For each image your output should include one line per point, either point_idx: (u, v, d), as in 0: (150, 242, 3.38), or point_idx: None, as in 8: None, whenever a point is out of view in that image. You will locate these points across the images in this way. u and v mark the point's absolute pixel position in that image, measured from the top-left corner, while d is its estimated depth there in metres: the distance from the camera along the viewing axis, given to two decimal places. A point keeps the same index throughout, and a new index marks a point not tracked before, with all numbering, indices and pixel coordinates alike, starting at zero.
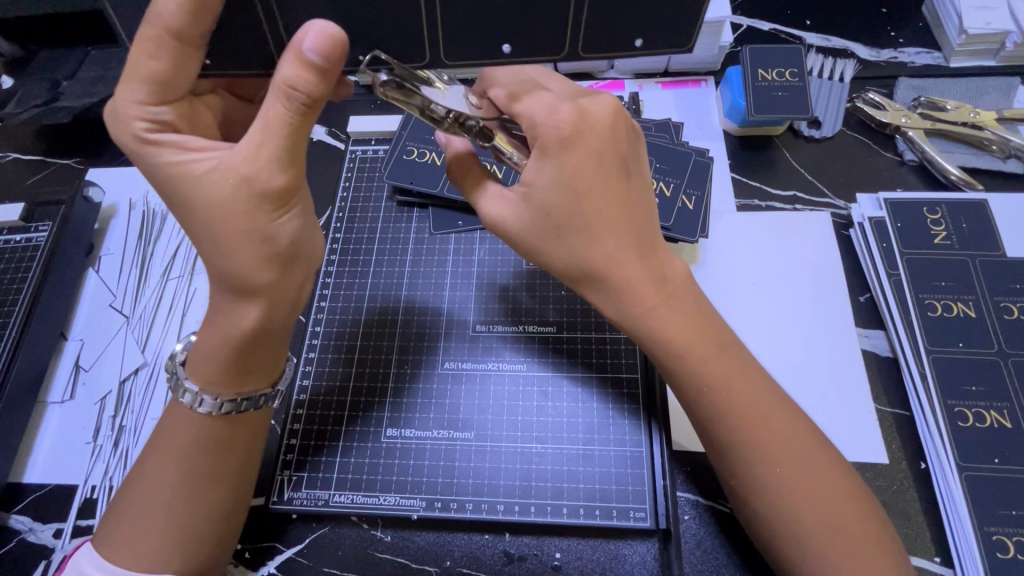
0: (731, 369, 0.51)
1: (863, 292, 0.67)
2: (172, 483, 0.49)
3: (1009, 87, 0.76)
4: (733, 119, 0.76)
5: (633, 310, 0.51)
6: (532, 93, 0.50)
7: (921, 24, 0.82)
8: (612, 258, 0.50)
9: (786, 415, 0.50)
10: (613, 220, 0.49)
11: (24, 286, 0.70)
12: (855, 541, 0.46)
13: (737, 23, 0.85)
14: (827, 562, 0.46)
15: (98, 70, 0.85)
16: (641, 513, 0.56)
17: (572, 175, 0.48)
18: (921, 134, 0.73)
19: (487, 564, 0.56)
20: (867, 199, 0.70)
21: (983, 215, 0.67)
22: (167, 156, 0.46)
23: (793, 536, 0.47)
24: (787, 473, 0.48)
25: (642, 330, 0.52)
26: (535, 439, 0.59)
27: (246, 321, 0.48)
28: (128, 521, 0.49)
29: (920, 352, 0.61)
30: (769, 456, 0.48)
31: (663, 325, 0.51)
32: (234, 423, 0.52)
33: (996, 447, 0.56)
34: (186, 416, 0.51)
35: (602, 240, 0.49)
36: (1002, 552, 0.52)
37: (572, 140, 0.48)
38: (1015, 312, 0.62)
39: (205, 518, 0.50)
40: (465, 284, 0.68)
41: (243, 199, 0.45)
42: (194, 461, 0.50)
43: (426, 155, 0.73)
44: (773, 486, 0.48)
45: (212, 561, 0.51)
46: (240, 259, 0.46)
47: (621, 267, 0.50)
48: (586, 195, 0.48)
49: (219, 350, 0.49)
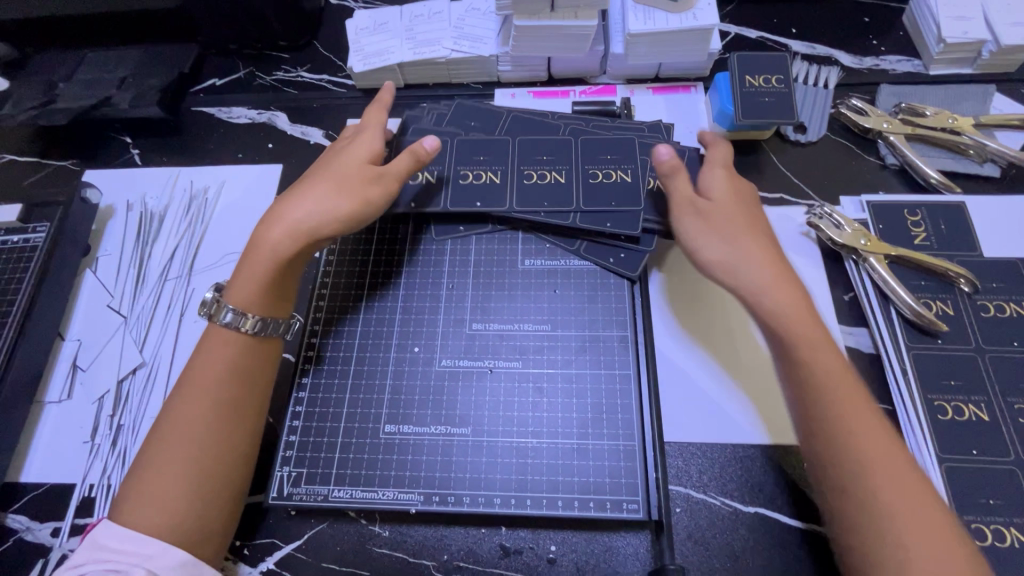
0: (845, 368, 0.53)
1: (847, 291, 0.69)
2: (194, 456, 0.53)
3: (986, 94, 0.78)
4: (723, 124, 0.78)
5: (761, 295, 0.56)
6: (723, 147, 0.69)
7: (901, 32, 0.85)
8: (732, 266, 0.59)
9: (869, 407, 0.52)
10: (765, 250, 0.59)
11: (21, 288, 0.71)
12: (938, 539, 0.46)
13: (726, 30, 0.88)
14: (899, 536, 0.46)
15: (94, 72, 0.87)
16: (634, 506, 0.57)
17: (739, 206, 0.63)
18: (902, 139, 0.76)
19: (484, 558, 0.58)
20: (850, 201, 0.74)
21: (960, 217, 0.70)
22: (339, 143, 0.70)
23: (865, 506, 0.47)
24: (860, 436, 0.50)
25: (766, 306, 0.56)
26: (531, 434, 0.61)
27: (275, 235, 0.61)
28: (150, 470, 0.53)
29: (901, 348, 0.63)
30: (846, 418, 0.50)
31: (796, 317, 0.55)
32: (249, 396, 0.57)
33: (974, 439, 0.59)
34: (227, 337, 0.59)
35: (727, 256, 0.59)
36: (979, 539, 0.54)
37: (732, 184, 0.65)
38: (991, 310, 0.64)
39: (226, 459, 0.54)
40: (440, 292, 0.69)
41: (343, 160, 0.66)
42: (213, 433, 0.54)
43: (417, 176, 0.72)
44: (857, 450, 0.49)
45: (229, 509, 0.54)
46: (314, 200, 0.62)
47: (762, 276, 0.57)
48: (724, 217, 0.61)
49: (260, 262, 0.61)
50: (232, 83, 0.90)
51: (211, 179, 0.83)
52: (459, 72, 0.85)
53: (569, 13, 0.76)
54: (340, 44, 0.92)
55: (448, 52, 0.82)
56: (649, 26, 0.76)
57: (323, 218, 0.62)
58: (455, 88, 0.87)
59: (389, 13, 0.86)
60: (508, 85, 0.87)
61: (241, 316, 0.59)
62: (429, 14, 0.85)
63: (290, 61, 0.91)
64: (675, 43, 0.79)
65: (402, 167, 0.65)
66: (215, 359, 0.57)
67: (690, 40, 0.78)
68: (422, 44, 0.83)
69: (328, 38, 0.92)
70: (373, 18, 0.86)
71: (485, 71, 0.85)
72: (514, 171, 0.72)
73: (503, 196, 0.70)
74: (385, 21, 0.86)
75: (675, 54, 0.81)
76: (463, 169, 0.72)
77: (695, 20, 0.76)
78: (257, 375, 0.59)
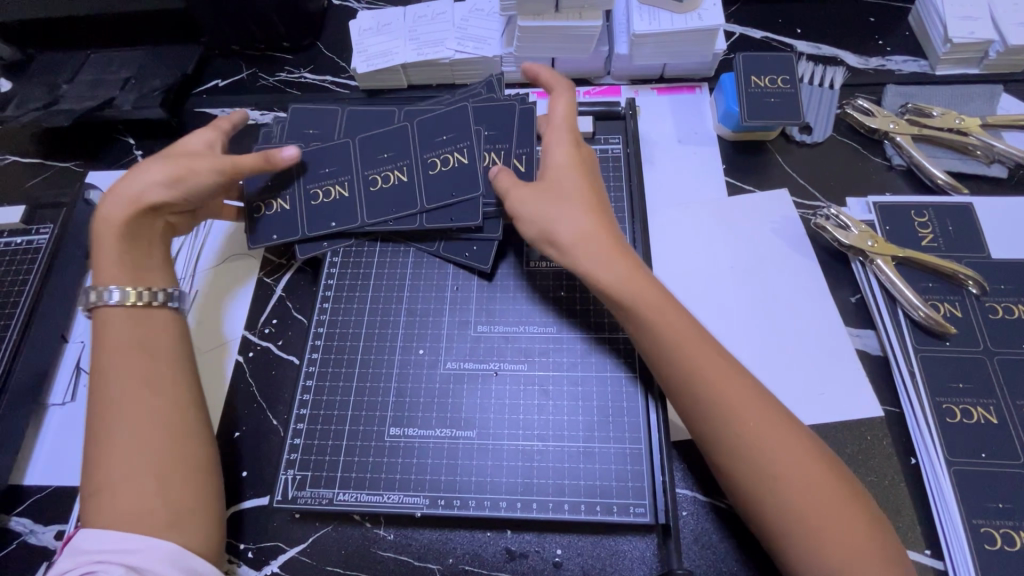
0: (701, 342, 0.54)
1: (855, 293, 0.69)
2: (138, 436, 0.53)
3: (993, 94, 0.78)
4: (727, 125, 0.78)
5: (598, 273, 0.57)
6: (559, 101, 0.67)
7: (908, 33, 0.85)
8: (577, 245, 0.58)
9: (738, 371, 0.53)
10: (599, 219, 0.60)
11: (24, 290, 0.71)
12: (812, 471, 0.48)
13: (730, 31, 0.87)
14: (778, 479, 0.48)
15: (97, 74, 0.87)
16: (641, 509, 0.57)
17: (574, 171, 0.63)
18: (908, 140, 0.75)
19: (489, 561, 0.58)
20: (857, 202, 0.73)
21: (967, 218, 0.70)
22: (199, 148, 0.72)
23: (737, 462, 0.49)
24: (723, 396, 0.51)
25: (608, 279, 0.56)
26: (536, 437, 0.61)
27: (116, 213, 0.63)
28: (111, 476, 0.52)
29: (908, 351, 0.63)
30: (712, 390, 0.51)
31: (638, 293, 0.55)
32: (166, 368, 0.58)
33: (983, 442, 0.58)
34: (122, 317, 0.60)
35: (572, 232, 0.59)
36: (989, 543, 0.54)
37: (571, 151, 0.64)
38: (1000, 312, 0.64)
39: (181, 449, 0.54)
40: (446, 294, 0.69)
41: (186, 149, 0.68)
42: (146, 409, 0.55)
43: (389, 176, 0.70)
44: (719, 414, 0.50)
45: (207, 499, 0.55)
46: (157, 176, 0.64)
47: (591, 249, 0.58)
48: (569, 188, 0.61)
49: (105, 243, 0.62)
50: (235, 84, 0.90)
51: None
52: (463, 73, 0.85)
53: (574, 14, 0.76)
54: (344, 45, 0.91)
55: (453, 53, 0.82)
56: (654, 27, 0.76)
57: (165, 194, 0.64)
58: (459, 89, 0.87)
59: (393, 13, 0.86)
60: (512, 85, 0.87)
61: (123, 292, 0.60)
62: (433, 14, 0.85)
63: (294, 62, 0.91)
64: (680, 43, 0.78)
65: (248, 163, 0.66)
66: (133, 358, 0.57)
67: (694, 40, 0.78)
68: (426, 45, 0.83)
69: (332, 39, 0.92)
70: (378, 19, 0.86)
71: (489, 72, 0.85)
72: (418, 163, 0.70)
73: (412, 196, 0.69)
74: (388, 22, 0.86)
75: (679, 55, 0.80)
76: (430, 158, 0.69)
77: (700, 21, 0.76)
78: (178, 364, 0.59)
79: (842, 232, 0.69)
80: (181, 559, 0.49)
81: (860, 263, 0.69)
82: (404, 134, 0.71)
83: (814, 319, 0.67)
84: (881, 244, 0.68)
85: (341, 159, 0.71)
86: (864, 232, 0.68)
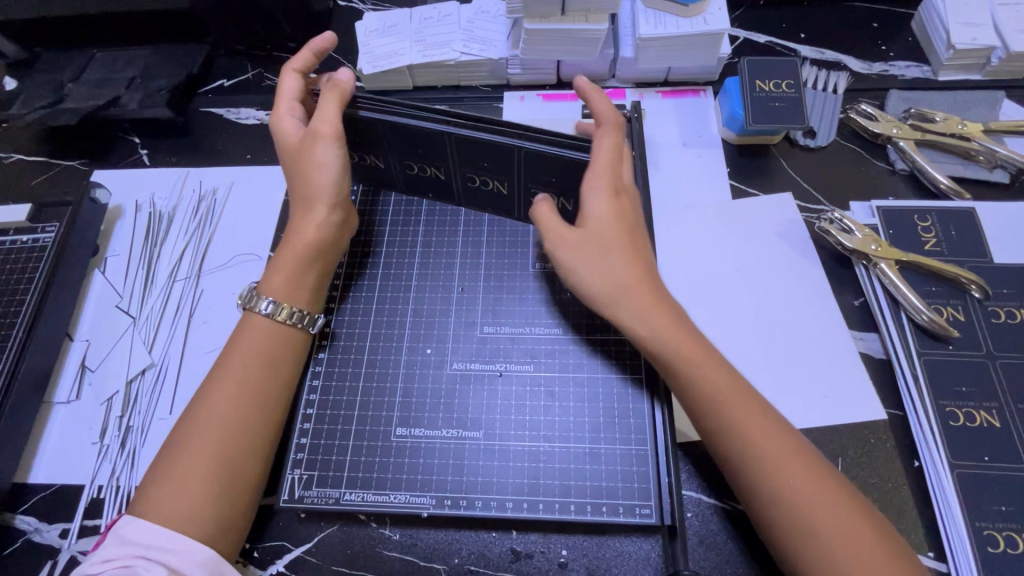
0: (728, 382, 0.54)
1: (858, 296, 0.70)
2: (210, 444, 0.53)
3: (995, 101, 0.78)
4: (732, 128, 0.78)
5: (643, 329, 0.56)
6: (600, 136, 0.59)
7: (910, 38, 0.85)
8: (613, 295, 0.57)
9: (761, 411, 0.53)
10: (640, 276, 0.58)
11: (31, 288, 0.71)
12: (842, 524, 0.48)
13: (734, 35, 0.88)
14: (802, 529, 0.48)
15: (103, 72, 0.87)
16: (647, 510, 0.57)
17: (615, 217, 0.59)
18: (911, 145, 0.76)
19: (495, 562, 0.58)
20: (860, 206, 0.74)
21: (969, 223, 0.70)
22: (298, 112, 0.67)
23: (766, 506, 0.50)
24: (765, 444, 0.51)
25: (644, 337, 0.56)
26: (543, 438, 0.61)
27: (300, 228, 0.62)
28: (173, 476, 0.51)
29: (912, 354, 0.63)
30: (749, 439, 0.51)
31: (669, 335, 0.56)
32: (274, 385, 0.57)
33: (986, 445, 0.59)
34: (262, 328, 0.59)
35: (607, 283, 0.58)
36: (992, 546, 0.54)
37: (613, 195, 0.59)
38: (1002, 316, 0.64)
39: (245, 463, 0.54)
40: (451, 296, 0.69)
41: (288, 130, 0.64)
42: (237, 419, 0.54)
43: (489, 183, 0.67)
44: (756, 460, 0.51)
45: (249, 511, 0.54)
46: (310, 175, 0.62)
47: (633, 308, 0.57)
48: (610, 242, 0.58)
49: (285, 260, 0.61)
50: (240, 84, 0.90)
51: (220, 180, 0.83)
52: (467, 74, 0.85)
53: (580, 17, 0.76)
54: (349, 46, 0.92)
55: (458, 54, 0.82)
56: (660, 30, 0.76)
57: (326, 188, 0.62)
58: (464, 90, 0.87)
59: (399, 15, 0.86)
60: (517, 88, 0.87)
61: (276, 306, 0.59)
62: (439, 16, 0.85)
63: None
64: (685, 47, 0.79)
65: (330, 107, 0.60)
66: (238, 368, 0.56)
67: (700, 44, 0.78)
68: (432, 46, 0.83)
69: (337, 40, 0.92)
70: (383, 20, 0.86)
71: (494, 74, 0.86)
72: (519, 185, 0.65)
73: (510, 205, 0.70)
74: (395, 23, 0.86)
75: (684, 59, 0.81)
76: (534, 188, 0.65)
77: (705, 25, 0.76)
78: (279, 378, 0.58)
79: (846, 236, 0.69)
80: (212, 562, 0.50)
81: (864, 268, 0.69)
82: (504, 156, 0.61)
83: (816, 322, 0.68)
84: (886, 249, 0.68)
85: (432, 149, 0.64)
86: (868, 236, 0.69)
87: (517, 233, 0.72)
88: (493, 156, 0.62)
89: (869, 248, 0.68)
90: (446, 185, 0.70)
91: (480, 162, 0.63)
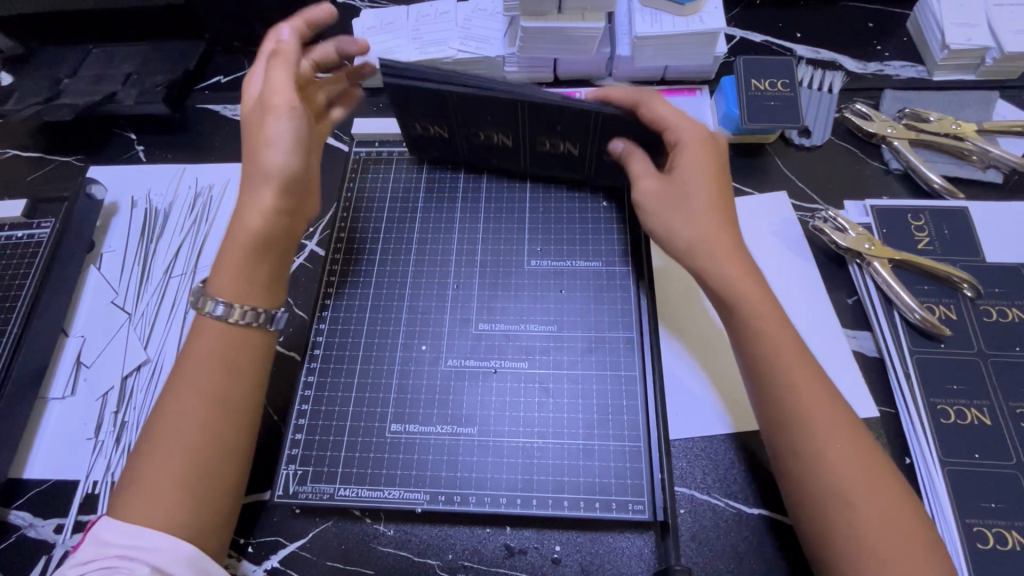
0: (797, 342, 0.56)
1: (851, 294, 0.70)
2: (179, 449, 0.53)
3: (989, 100, 0.79)
4: (727, 127, 0.79)
5: (724, 281, 0.58)
6: (656, 100, 0.64)
7: (906, 38, 0.86)
8: (697, 241, 0.60)
9: (820, 375, 0.54)
10: (724, 229, 0.60)
11: (26, 283, 0.71)
12: (870, 471, 0.50)
13: (731, 34, 0.88)
14: (832, 465, 0.50)
15: (99, 69, 0.87)
16: (640, 506, 0.57)
17: (707, 169, 0.62)
18: (906, 144, 0.76)
19: (489, 557, 0.58)
20: (854, 205, 0.74)
21: (962, 223, 0.70)
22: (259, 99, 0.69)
23: (805, 444, 0.51)
24: (818, 412, 0.52)
25: (720, 281, 0.58)
26: (537, 434, 0.61)
27: (246, 213, 0.61)
28: (145, 483, 0.51)
29: (904, 352, 0.64)
30: (812, 402, 0.52)
31: (749, 287, 0.57)
32: (236, 385, 0.57)
33: (976, 443, 0.59)
34: (217, 329, 0.58)
35: (692, 229, 0.60)
36: (982, 542, 0.55)
37: (704, 149, 0.63)
38: (994, 315, 0.65)
39: (218, 464, 0.54)
40: (447, 293, 0.69)
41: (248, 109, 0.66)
42: (202, 423, 0.54)
43: (494, 138, 0.70)
44: (812, 420, 0.51)
45: (231, 509, 0.54)
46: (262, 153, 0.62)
47: (716, 252, 0.59)
48: (697, 191, 0.61)
49: (228, 254, 0.60)
50: (237, 80, 0.90)
51: (216, 177, 0.83)
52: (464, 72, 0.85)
53: (576, 15, 0.76)
54: None
55: (455, 52, 0.82)
56: (656, 29, 0.77)
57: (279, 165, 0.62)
58: None
59: (396, 13, 0.86)
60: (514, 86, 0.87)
61: (230, 308, 0.58)
62: (436, 14, 0.85)
63: None
64: (681, 46, 0.79)
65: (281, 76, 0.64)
66: (198, 375, 0.56)
67: (695, 43, 0.78)
68: (429, 44, 0.83)
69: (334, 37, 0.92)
70: (380, 18, 0.86)
71: (491, 72, 0.86)
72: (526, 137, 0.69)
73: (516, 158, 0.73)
74: (392, 21, 0.86)
75: (680, 58, 0.81)
76: (539, 139, 0.69)
77: (701, 24, 0.76)
78: (240, 380, 0.57)
79: (840, 235, 0.70)
80: (206, 565, 0.50)
81: (858, 267, 0.70)
82: (513, 110, 0.65)
83: (807, 319, 0.68)
84: (880, 248, 0.68)
85: (500, 114, 0.66)
86: (862, 236, 0.69)
87: (513, 230, 0.72)
88: (497, 111, 0.66)
89: (862, 246, 0.69)
90: (444, 143, 0.73)
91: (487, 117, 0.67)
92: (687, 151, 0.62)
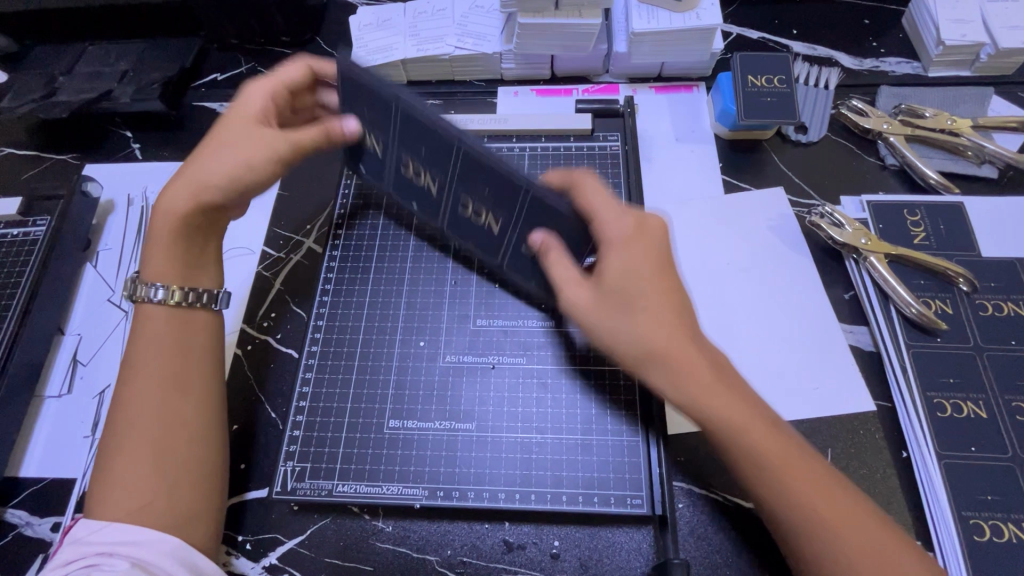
0: (775, 436, 0.48)
1: (848, 290, 0.70)
2: (145, 441, 0.52)
3: (984, 96, 0.79)
4: (724, 123, 0.79)
5: (683, 398, 0.49)
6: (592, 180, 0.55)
7: (901, 35, 0.86)
8: (644, 353, 0.51)
9: (816, 466, 0.48)
10: (675, 336, 0.50)
11: (21, 281, 0.70)
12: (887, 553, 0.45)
13: (728, 31, 0.88)
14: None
15: (95, 66, 0.86)
16: (638, 501, 0.57)
17: (645, 266, 0.52)
18: (902, 140, 0.76)
19: (487, 553, 0.58)
20: (850, 201, 0.75)
21: (958, 218, 0.71)
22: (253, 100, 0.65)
23: (817, 560, 0.46)
24: (828, 519, 0.46)
25: (677, 396, 0.50)
26: (535, 429, 0.61)
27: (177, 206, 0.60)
28: (116, 477, 0.51)
29: (900, 346, 0.64)
30: (815, 507, 0.46)
31: (712, 399, 0.49)
32: (191, 375, 0.57)
33: (973, 435, 0.59)
34: (162, 316, 0.58)
35: (640, 345, 0.51)
36: (978, 535, 0.55)
37: (638, 239, 0.52)
38: (990, 309, 0.65)
39: (186, 453, 0.54)
40: (445, 289, 0.69)
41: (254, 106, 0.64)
42: (162, 411, 0.54)
43: (420, 178, 0.60)
44: (823, 539, 0.46)
45: (211, 497, 0.55)
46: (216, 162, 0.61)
47: (669, 368, 0.50)
48: (640, 299, 0.51)
49: (160, 236, 0.60)
50: (233, 77, 0.90)
51: None
52: (461, 70, 0.85)
53: (573, 12, 0.76)
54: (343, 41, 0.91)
55: (452, 49, 0.82)
56: (653, 25, 0.77)
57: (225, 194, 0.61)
58: (458, 85, 0.87)
59: (393, 10, 0.86)
60: (511, 83, 0.87)
61: (167, 290, 0.59)
62: (433, 11, 0.85)
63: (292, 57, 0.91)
64: (678, 43, 0.79)
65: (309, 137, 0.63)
66: (152, 368, 0.55)
67: (691, 39, 0.78)
68: (426, 41, 0.83)
69: (331, 34, 0.92)
70: (377, 15, 0.86)
71: (488, 69, 0.86)
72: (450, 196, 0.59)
73: (437, 207, 0.62)
74: (389, 18, 0.86)
75: (676, 54, 0.81)
76: (462, 199, 0.58)
77: (698, 20, 0.76)
78: (194, 371, 0.57)
79: (835, 230, 0.70)
80: (190, 556, 0.50)
81: (853, 263, 0.70)
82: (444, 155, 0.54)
83: (803, 313, 0.68)
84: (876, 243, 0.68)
85: (434, 154, 0.55)
86: (857, 230, 0.70)
87: None
88: (432, 148, 0.55)
89: (857, 240, 0.69)
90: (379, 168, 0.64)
91: (415, 149, 0.57)
92: (617, 245, 0.52)
